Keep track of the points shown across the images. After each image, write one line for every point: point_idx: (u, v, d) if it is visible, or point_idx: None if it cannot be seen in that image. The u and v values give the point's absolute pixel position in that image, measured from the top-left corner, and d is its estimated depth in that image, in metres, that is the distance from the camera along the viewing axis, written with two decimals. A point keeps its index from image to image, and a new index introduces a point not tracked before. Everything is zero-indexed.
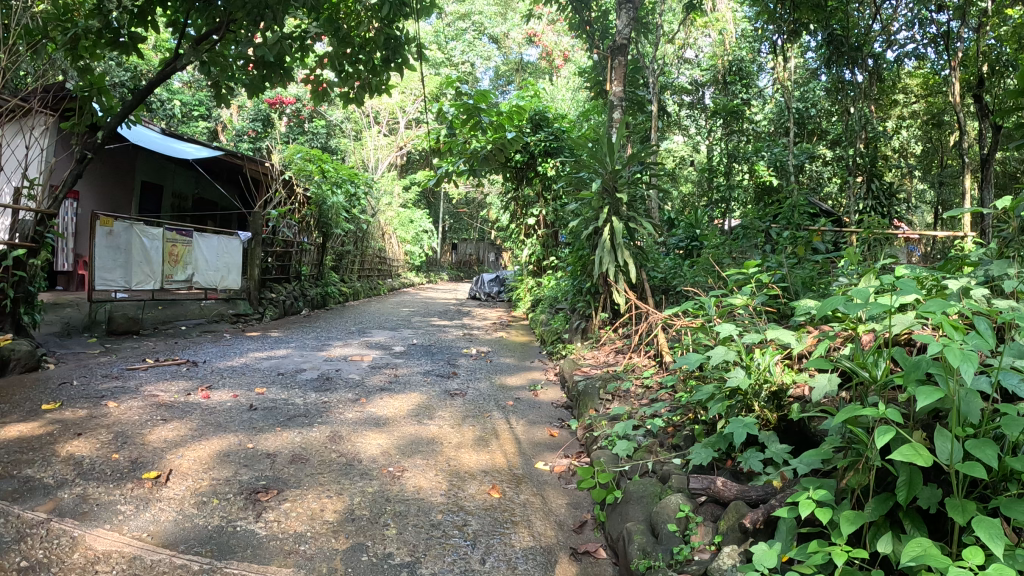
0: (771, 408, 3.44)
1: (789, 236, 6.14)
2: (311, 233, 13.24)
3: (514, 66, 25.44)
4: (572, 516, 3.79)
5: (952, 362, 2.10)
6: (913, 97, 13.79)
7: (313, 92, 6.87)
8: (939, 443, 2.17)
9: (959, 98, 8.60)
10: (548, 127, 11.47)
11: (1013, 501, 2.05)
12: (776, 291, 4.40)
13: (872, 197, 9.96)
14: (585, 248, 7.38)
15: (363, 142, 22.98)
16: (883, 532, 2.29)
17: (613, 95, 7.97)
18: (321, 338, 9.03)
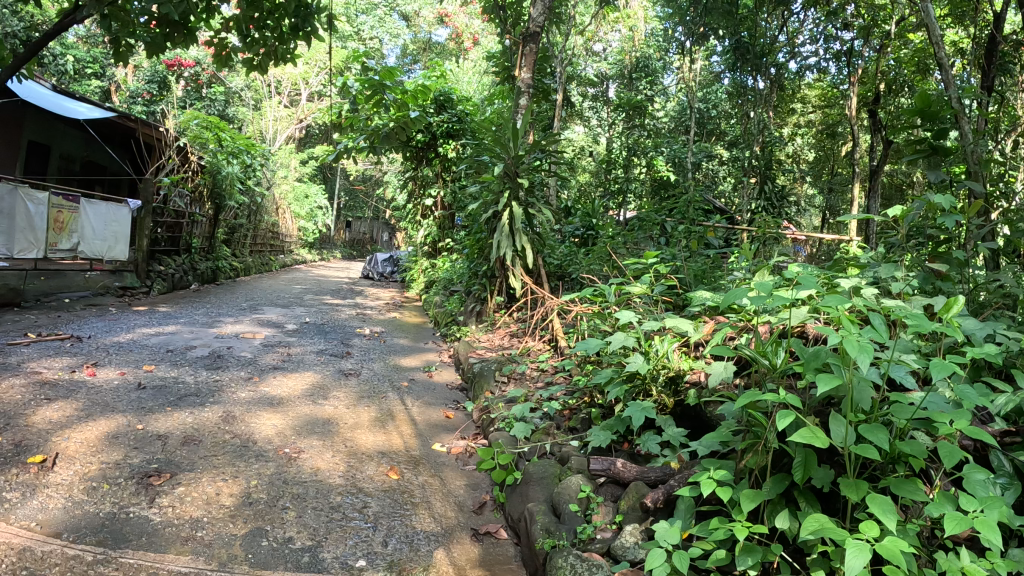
0: (667, 393, 3.51)
1: (685, 230, 6.36)
2: (202, 204, 12.52)
3: (422, 45, 25.01)
4: (471, 498, 3.74)
5: (852, 353, 2.09)
6: (809, 107, 14.75)
7: (215, 56, 6.49)
8: (833, 428, 2.15)
9: (855, 111, 9.20)
10: (452, 108, 11.46)
11: (902, 481, 2.08)
12: (673, 282, 4.55)
13: (765, 198, 10.61)
14: (484, 231, 7.42)
15: (261, 112, 22.05)
16: (780, 509, 2.30)
17: (521, 81, 8.00)
18: (210, 315, 8.57)
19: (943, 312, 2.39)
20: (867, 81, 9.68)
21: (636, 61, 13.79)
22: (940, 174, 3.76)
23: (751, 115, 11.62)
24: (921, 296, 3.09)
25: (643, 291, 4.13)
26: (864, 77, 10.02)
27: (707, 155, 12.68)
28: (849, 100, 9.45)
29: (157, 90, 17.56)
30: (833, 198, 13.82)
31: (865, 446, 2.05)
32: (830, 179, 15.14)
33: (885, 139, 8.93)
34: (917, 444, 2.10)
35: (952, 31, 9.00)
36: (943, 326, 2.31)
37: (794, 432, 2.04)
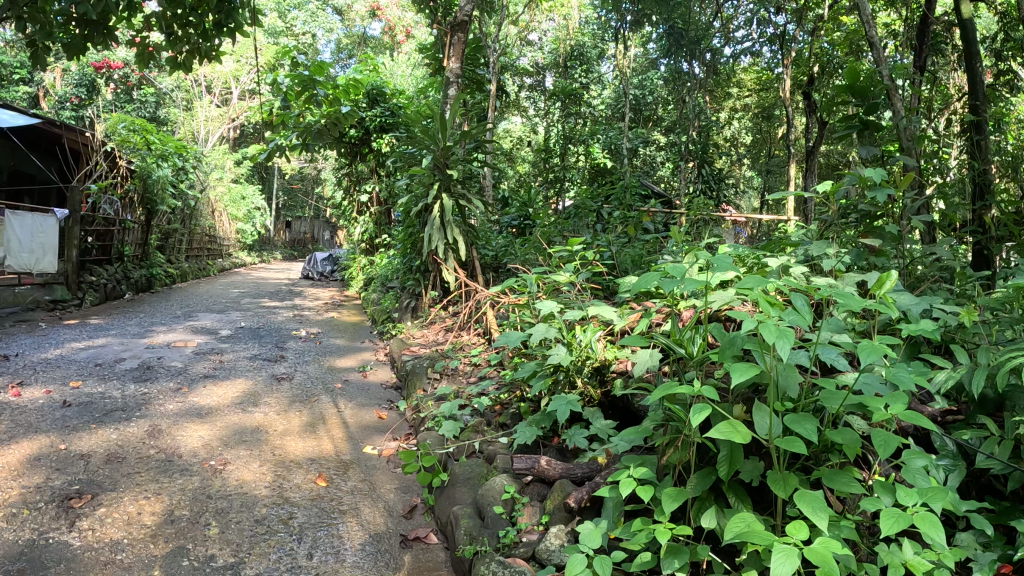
0: (594, 384, 3.53)
1: (621, 216, 6.35)
2: (134, 209, 12.09)
3: (357, 40, 24.62)
4: (401, 501, 3.65)
5: (769, 338, 1.97)
6: (744, 91, 14.97)
7: (138, 55, 6.21)
8: (759, 419, 2.10)
9: (790, 94, 9.34)
10: (385, 102, 11.32)
11: (835, 472, 2.03)
12: (600, 270, 4.53)
13: (703, 181, 10.72)
14: (415, 224, 7.28)
15: (193, 113, 21.40)
16: (707, 507, 2.22)
17: (449, 71, 7.88)
18: (142, 324, 8.27)
19: (876, 289, 2.39)
20: (800, 64, 9.82)
21: (571, 49, 13.82)
22: (873, 148, 3.80)
23: (686, 100, 11.74)
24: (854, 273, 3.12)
25: (568, 280, 4.07)
26: (797, 60, 10.21)
27: (642, 141, 12.80)
28: (783, 83, 9.57)
29: (86, 94, 16.97)
30: (769, 180, 14.08)
31: (792, 440, 1.96)
32: (769, 160, 15.24)
33: (821, 120, 9.07)
34: (848, 432, 2.04)
35: (881, 14, 9.20)
36: (871, 306, 2.25)
37: (714, 429, 1.94)
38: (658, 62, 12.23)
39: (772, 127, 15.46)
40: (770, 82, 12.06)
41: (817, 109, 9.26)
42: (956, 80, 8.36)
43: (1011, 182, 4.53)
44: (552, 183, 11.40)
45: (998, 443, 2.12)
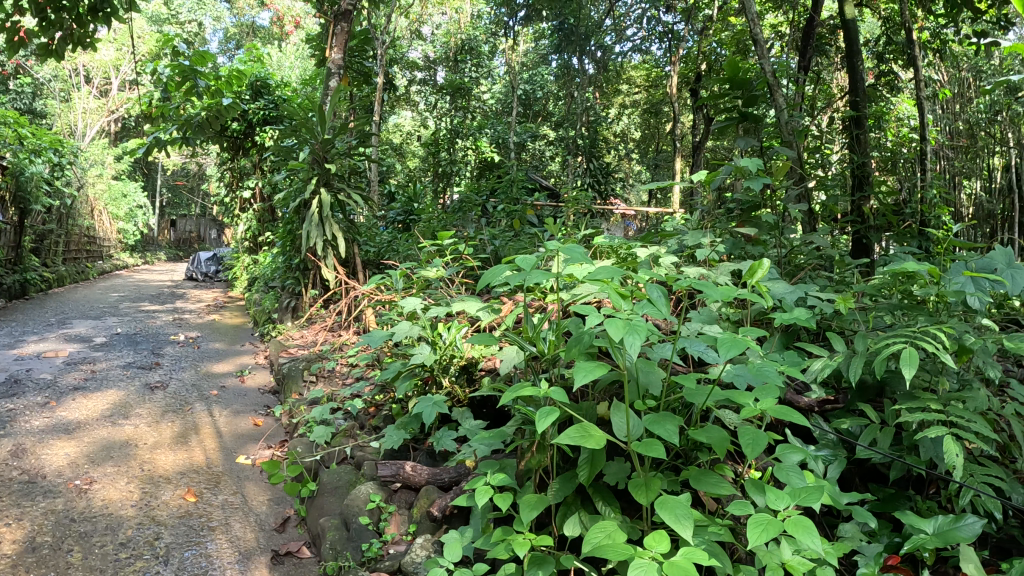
0: (461, 383, 3.45)
1: (505, 210, 6.34)
2: (2, 209, 11.13)
3: (246, 30, 23.78)
4: (273, 514, 3.46)
5: (614, 331, 1.74)
6: (634, 88, 15.28)
7: (7, 43, 5.69)
8: (615, 421, 1.95)
9: (675, 91, 9.67)
10: (269, 95, 10.71)
11: (704, 473, 1.91)
12: (472, 264, 4.45)
13: (591, 175, 10.91)
14: (294, 220, 6.91)
15: (70, 105, 20.00)
16: (572, 512, 2.10)
17: (332, 62, 7.63)
18: (8, 334, 7.61)
19: (749, 279, 2.33)
20: (689, 62, 10.05)
21: (462, 42, 13.77)
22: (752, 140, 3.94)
23: (577, 95, 11.83)
24: (730, 263, 3.20)
25: (438, 276, 3.90)
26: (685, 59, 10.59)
27: (529, 136, 12.90)
28: (669, 80, 9.88)
29: None
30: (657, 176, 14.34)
31: (651, 443, 1.80)
32: (655, 154, 15.74)
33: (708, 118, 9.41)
34: (714, 431, 1.94)
35: (767, 17, 9.55)
36: (744, 295, 2.18)
37: (562, 433, 1.77)
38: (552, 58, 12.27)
39: (659, 124, 15.94)
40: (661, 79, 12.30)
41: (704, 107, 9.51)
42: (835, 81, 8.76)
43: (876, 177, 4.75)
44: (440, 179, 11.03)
45: (881, 431, 2.18)
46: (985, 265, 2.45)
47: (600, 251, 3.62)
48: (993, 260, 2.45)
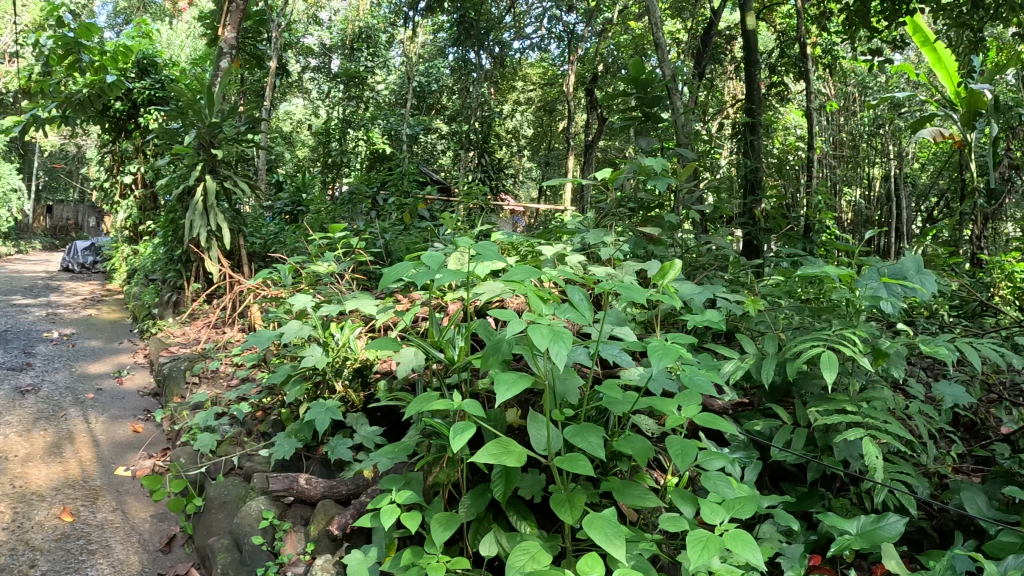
0: (355, 387, 3.12)
1: (395, 203, 6.04)
2: None
3: (129, 6, 22.20)
4: (158, 533, 3.19)
5: (541, 342, 1.60)
6: (530, 86, 15.09)
7: None
8: (535, 434, 1.84)
9: (570, 90, 9.67)
10: (157, 73, 9.60)
11: (626, 484, 1.85)
12: (364, 259, 4.19)
13: (481, 170, 10.74)
14: (178, 208, 5.99)
15: None
16: (486, 530, 1.99)
17: (226, 41, 7.01)
18: None
19: (657, 278, 2.18)
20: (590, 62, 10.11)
21: (359, 30, 13.27)
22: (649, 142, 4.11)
23: (474, 90, 11.64)
24: (633, 262, 3.04)
25: (328, 272, 3.50)
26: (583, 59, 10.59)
27: (428, 129, 12.57)
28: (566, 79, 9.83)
29: None
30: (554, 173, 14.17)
31: (575, 458, 1.70)
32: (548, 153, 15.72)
33: (602, 118, 9.45)
34: (636, 441, 1.90)
35: (668, 22, 9.72)
36: (654, 295, 2.06)
37: (482, 452, 1.66)
38: (453, 52, 12.06)
39: (555, 122, 15.94)
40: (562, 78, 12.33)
41: (600, 107, 9.56)
42: (726, 87, 9.01)
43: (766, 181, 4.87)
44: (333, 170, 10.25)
45: (794, 433, 2.20)
46: (895, 271, 2.47)
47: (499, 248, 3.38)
48: (903, 267, 2.47)
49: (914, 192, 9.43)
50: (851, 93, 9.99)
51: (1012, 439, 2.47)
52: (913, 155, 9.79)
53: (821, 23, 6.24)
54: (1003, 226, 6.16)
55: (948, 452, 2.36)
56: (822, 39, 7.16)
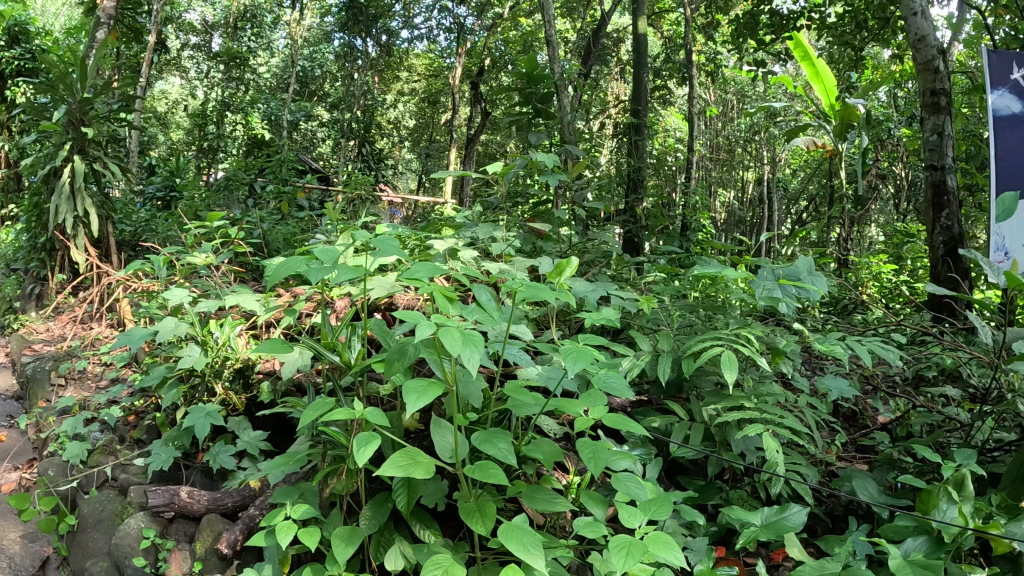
0: (236, 389, 2.61)
1: (273, 191, 5.50)
2: None
3: None
4: (28, 557, 2.55)
5: (452, 346, 1.42)
6: (413, 76, 13.74)
7: None
8: (441, 440, 1.71)
9: (457, 82, 9.36)
10: (28, 42, 8.80)
11: (535, 489, 1.73)
12: (244, 249, 3.77)
13: (362, 161, 10.19)
14: (44, 191, 5.22)
15: None
16: (389, 542, 1.82)
17: (103, 10, 6.24)
18: None
19: (553, 276, 2.00)
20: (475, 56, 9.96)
21: (242, 9, 12.05)
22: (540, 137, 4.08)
23: (355, 80, 11.01)
24: (525, 260, 2.84)
25: (206, 263, 3.09)
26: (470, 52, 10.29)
27: (313, 116, 11.85)
28: (452, 71, 9.45)
29: None
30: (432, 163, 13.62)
31: (486, 465, 1.57)
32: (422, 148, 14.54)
33: (483, 112, 9.15)
34: (542, 444, 1.79)
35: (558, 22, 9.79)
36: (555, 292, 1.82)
37: (388, 463, 1.52)
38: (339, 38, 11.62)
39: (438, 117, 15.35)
40: (442, 69, 12.04)
41: (482, 101, 9.37)
42: (610, 89, 9.13)
43: (649, 182, 4.92)
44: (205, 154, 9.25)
45: (691, 429, 2.22)
46: (789, 272, 2.36)
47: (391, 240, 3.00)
48: (798, 267, 2.37)
49: (784, 198, 9.87)
50: (731, 104, 10.57)
51: (891, 428, 2.46)
52: (784, 162, 10.26)
53: (707, 34, 6.45)
54: (868, 232, 6.48)
55: (832, 440, 2.35)
56: (706, 48, 7.37)
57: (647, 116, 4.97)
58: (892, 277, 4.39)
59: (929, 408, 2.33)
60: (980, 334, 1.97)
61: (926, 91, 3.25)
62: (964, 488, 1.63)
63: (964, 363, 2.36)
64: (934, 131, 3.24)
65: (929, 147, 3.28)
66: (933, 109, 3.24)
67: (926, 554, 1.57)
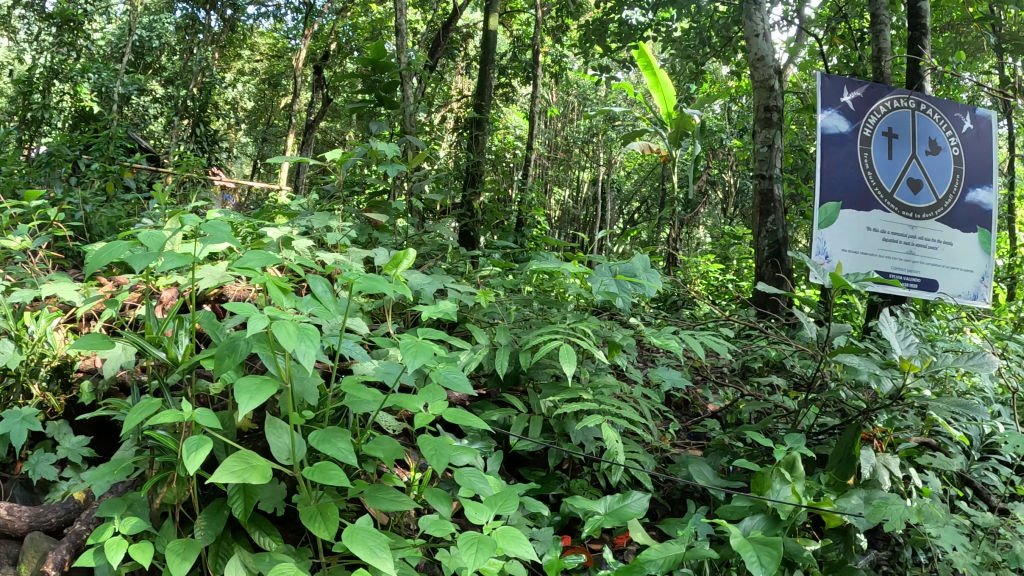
0: (55, 390, 2.05)
1: (96, 168, 4.80)
2: None
3: None
4: None
5: (285, 343, 1.01)
6: (256, 55, 12.82)
7: None
8: (276, 441, 1.22)
9: (298, 65, 8.82)
10: None
11: (377, 489, 1.26)
12: (65, 231, 3.20)
13: (195, 142, 9.31)
14: None
15: None
16: (229, 556, 1.38)
17: None
18: None
19: (389, 268, 1.46)
20: (320, 39, 9.52)
21: None
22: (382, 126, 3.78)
23: (195, 53, 10.12)
24: (362, 251, 2.23)
25: (23, 246, 2.62)
26: (316, 35, 9.74)
27: (146, 91, 10.73)
28: (296, 53, 8.94)
29: None
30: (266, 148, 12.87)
31: (324, 468, 1.13)
32: (262, 131, 13.59)
33: (326, 96, 8.65)
34: (386, 440, 1.28)
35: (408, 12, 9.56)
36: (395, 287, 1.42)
37: (218, 467, 1.14)
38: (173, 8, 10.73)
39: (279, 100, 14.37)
40: (284, 51, 11.43)
41: (326, 86, 8.91)
42: (454, 82, 9.00)
43: (489, 177, 4.83)
44: (23, 126, 8.11)
45: (528, 420, 1.73)
46: (624, 270, 1.97)
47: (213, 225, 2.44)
48: (633, 265, 1.99)
49: (618, 199, 10.24)
50: (570, 106, 10.52)
51: (720, 416, 2.26)
52: (620, 165, 10.65)
53: (555, 36, 6.55)
54: (696, 235, 6.78)
55: (666, 428, 2.06)
56: (553, 50, 7.46)
57: (489, 111, 4.91)
58: (718, 275, 4.47)
59: (756, 395, 2.16)
60: (806, 329, 1.89)
61: (760, 106, 3.47)
62: (796, 469, 1.56)
63: (788, 354, 2.20)
64: (764, 143, 3.45)
65: (759, 157, 3.49)
66: (764, 123, 3.46)
67: (764, 532, 1.46)
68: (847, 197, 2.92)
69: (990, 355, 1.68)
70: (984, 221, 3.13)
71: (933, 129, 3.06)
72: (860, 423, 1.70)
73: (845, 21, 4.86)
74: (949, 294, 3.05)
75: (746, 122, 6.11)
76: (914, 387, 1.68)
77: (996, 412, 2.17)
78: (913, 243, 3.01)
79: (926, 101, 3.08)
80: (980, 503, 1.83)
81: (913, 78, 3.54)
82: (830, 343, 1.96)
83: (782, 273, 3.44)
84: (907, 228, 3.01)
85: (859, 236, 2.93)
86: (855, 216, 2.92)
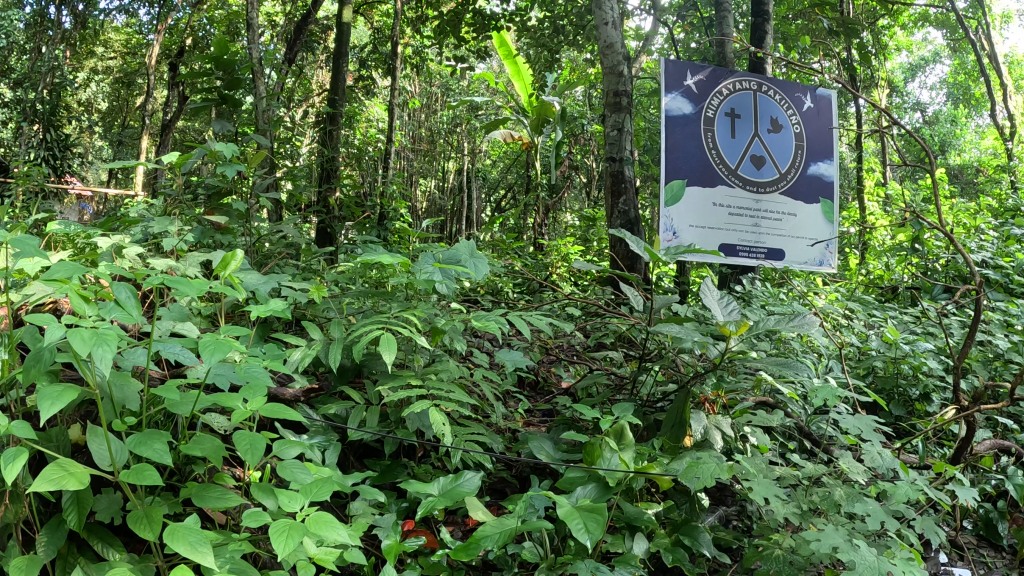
0: None
1: None
2: None
3: None
4: None
5: (81, 347, 1.03)
6: (109, 51, 11.92)
7: None
8: (90, 448, 1.19)
9: (155, 61, 8.26)
10: None
11: (206, 485, 1.26)
12: None
13: (45, 148, 8.60)
14: None
15: None
16: (74, 566, 1.26)
17: None
18: None
19: (217, 271, 1.48)
20: (175, 34, 8.93)
21: None
22: (226, 125, 3.55)
23: (44, 52, 9.34)
24: (200, 254, 2.20)
25: None
26: (174, 30, 9.16)
27: None
28: (153, 48, 8.37)
29: None
30: (121, 151, 12.01)
31: (140, 469, 1.13)
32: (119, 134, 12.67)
33: (185, 93, 8.14)
34: (206, 439, 1.27)
35: (265, 4, 9.09)
36: (213, 287, 1.41)
37: (33, 476, 1.06)
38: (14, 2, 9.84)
39: (135, 99, 13.40)
40: (138, 47, 10.67)
41: (184, 84, 8.41)
42: (317, 77, 8.67)
43: (343, 172, 4.67)
44: None
45: (364, 411, 1.69)
46: (449, 257, 1.93)
47: (43, 238, 2.19)
48: (458, 251, 1.94)
49: (484, 187, 10.16)
50: (435, 96, 10.18)
51: (572, 392, 2.37)
52: (483, 153, 10.58)
53: (415, 27, 6.38)
54: (563, 220, 6.83)
55: (517, 410, 2.10)
56: (414, 43, 7.33)
57: (343, 105, 4.84)
58: (578, 258, 4.48)
59: (605, 370, 2.25)
60: (634, 302, 1.98)
61: (610, 91, 3.57)
62: (624, 437, 1.60)
63: (626, 327, 2.19)
64: (614, 127, 3.55)
65: (610, 141, 3.58)
66: (614, 107, 3.56)
67: (596, 500, 1.48)
68: (693, 174, 3.08)
69: (806, 313, 1.76)
70: (825, 193, 3.36)
71: (774, 109, 3.26)
72: (691, 388, 1.78)
73: (695, 10, 5.12)
74: (795, 262, 3.28)
75: (600, 108, 6.59)
76: (739, 349, 1.76)
77: (829, 368, 2.31)
78: (759, 216, 3.21)
79: (767, 82, 3.26)
80: (813, 456, 1.99)
81: (755, 67, 3.84)
82: (657, 312, 2.03)
83: (627, 261, 3.34)
84: (752, 202, 3.20)
85: (706, 213, 3.10)
86: (701, 192, 3.09)
